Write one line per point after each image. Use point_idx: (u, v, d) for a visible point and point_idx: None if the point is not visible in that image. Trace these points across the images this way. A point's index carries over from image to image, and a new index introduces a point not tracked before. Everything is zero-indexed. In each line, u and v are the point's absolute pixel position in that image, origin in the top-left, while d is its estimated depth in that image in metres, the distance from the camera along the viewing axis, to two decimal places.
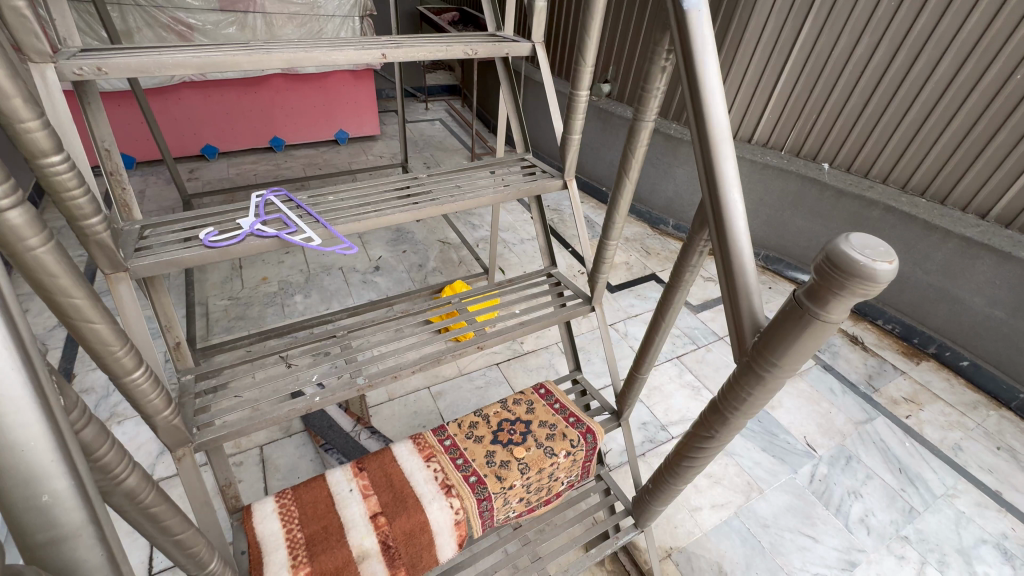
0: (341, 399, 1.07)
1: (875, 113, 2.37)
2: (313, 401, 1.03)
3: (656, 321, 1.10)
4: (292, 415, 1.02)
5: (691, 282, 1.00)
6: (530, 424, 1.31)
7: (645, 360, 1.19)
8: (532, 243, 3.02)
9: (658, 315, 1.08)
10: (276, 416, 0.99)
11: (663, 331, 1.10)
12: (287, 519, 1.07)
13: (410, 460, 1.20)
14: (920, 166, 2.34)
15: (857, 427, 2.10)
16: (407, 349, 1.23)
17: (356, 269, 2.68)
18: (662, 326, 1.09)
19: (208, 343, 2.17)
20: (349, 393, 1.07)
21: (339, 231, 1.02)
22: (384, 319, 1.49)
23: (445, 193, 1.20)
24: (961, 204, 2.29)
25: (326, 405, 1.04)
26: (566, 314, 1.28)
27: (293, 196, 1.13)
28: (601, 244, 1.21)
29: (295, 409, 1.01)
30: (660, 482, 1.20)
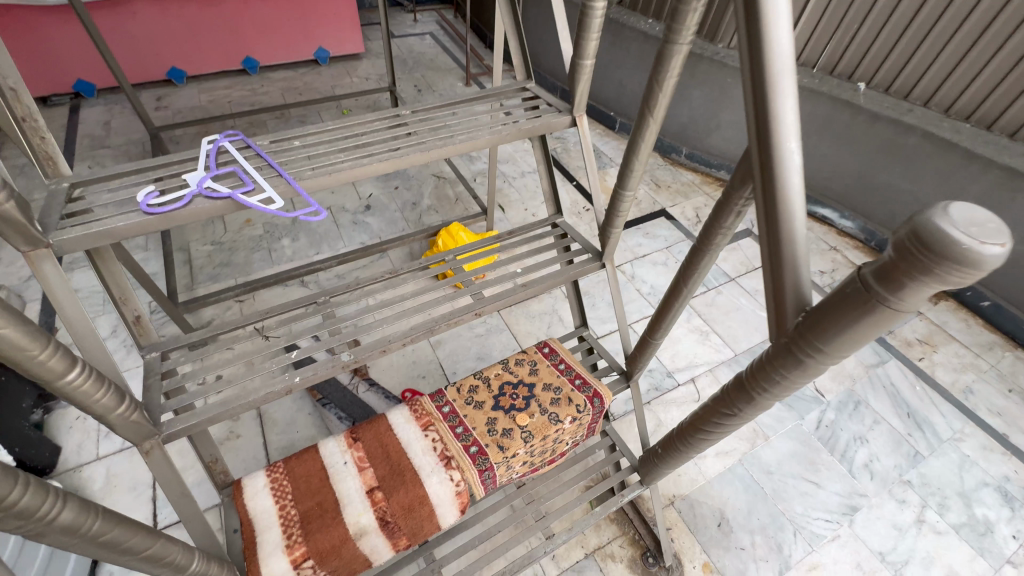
0: (325, 376, 0.96)
1: (927, 23, 2.05)
2: (293, 382, 0.93)
3: (678, 286, 0.97)
4: (271, 398, 0.91)
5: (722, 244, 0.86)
6: (534, 388, 1.23)
7: (662, 324, 1.08)
8: (534, 176, 2.80)
9: (680, 279, 0.95)
10: (254, 400, 0.89)
11: (686, 296, 0.97)
12: (280, 494, 1.02)
13: (406, 429, 1.14)
14: (969, 86, 2.08)
15: (868, 370, 2.05)
16: (397, 314, 1.12)
17: (346, 208, 2.50)
18: (685, 292, 0.97)
19: (194, 293, 2.06)
20: (334, 370, 0.96)
21: (306, 188, 0.86)
22: (374, 279, 1.37)
23: (434, 133, 1.01)
24: (1010, 130, 2.05)
25: (308, 385, 0.93)
26: (574, 273, 1.14)
27: (251, 140, 0.95)
28: (616, 194, 1.04)
29: (272, 391, 0.90)
30: (671, 448, 1.15)
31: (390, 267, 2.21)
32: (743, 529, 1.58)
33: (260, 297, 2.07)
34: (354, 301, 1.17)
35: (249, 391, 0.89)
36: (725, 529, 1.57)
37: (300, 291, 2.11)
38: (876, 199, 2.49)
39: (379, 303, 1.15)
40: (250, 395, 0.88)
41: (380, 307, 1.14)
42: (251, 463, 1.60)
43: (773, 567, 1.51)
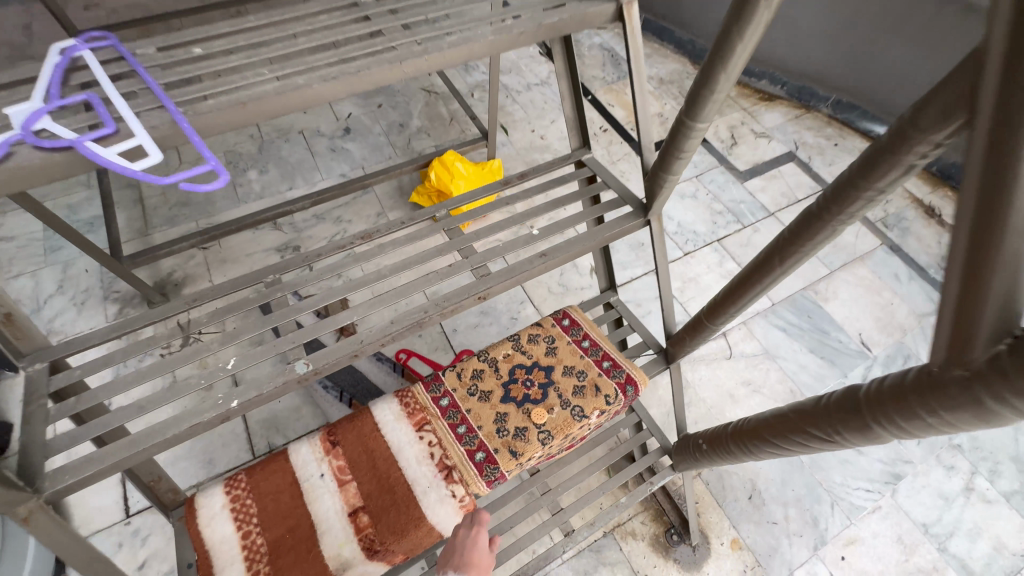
0: (275, 395, 0.70)
1: None
2: (230, 408, 0.67)
3: (770, 262, 0.71)
4: (203, 428, 0.67)
5: (856, 211, 0.59)
6: (552, 373, 1.00)
7: (728, 306, 0.81)
8: (542, 89, 2.38)
9: (777, 254, 0.69)
10: (176, 436, 0.64)
11: (777, 276, 0.72)
12: (243, 516, 0.83)
13: (396, 431, 0.92)
14: None
15: (920, 320, 1.82)
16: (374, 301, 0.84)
17: (322, 131, 2.13)
18: (780, 272, 0.71)
19: (149, 239, 1.77)
20: (286, 387, 0.70)
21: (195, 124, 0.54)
22: (342, 246, 1.02)
23: (411, 30, 0.65)
24: None
25: (251, 411, 0.68)
26: (607, 237, 0.86)
27: (125, 45, 0.60)
28: (678, 130, 0.72)
29: (203, 422, 0.66)
30: (720, 447, 0.95)
31: (377, 205, 1.90)
32: (776, 501, 1.43)
33: (226, 243, 1.78)
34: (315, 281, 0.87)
35: (167, 424, 0.64)
36: (756, 502, 1.42)
37: (273, 235, 1.81)
38: None
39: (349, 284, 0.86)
40: (170, 428, 0.64)
41: (350, 289, 0.86)
42: (229, 438, 1.42)
43: (807, 542, 1.38)
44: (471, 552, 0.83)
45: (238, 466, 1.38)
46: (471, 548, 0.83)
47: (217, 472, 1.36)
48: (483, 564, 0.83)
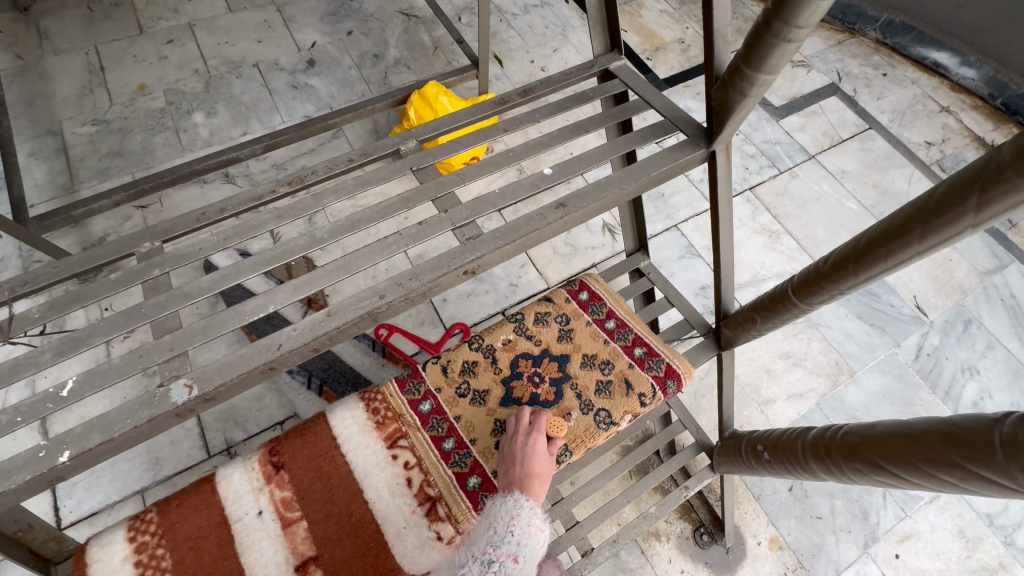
0: (142, 435, 0.46)
1: None
2: (62, 464, 0.43)
3: (959, 200, 0.41)
4: (25, 493, 0.43)
5: None
6: (568, 364, 0.76)
7: (845, 277, 0.54)
8: (542, 12, 2.01)
9: (978, 182, 0.40)
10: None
11: (964, 230, 0.42)
12: (152, 572, 0.61)
13: (362, 449, 0.69)
14: None
15: (983, 279, 1.57)
16: (303, 280, 0.54)
17: (280, 65, 1.78)
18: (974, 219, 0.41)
19: (77, 196, 1.48)
20: (160, 423, 0.45)
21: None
22: (259, 198, 0.68)
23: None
24: None
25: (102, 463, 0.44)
26: (649, 180, 0.59)
27: None
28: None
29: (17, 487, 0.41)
30: (793, 461, 0.71)
31: (347, 149, 1.59)
32: (821, 493, 1.24)
33: (170, 200, 1.49)
34: (215, 251, 0.57)
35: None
36: (798, 495, 1.23)
37: (224, 190, 1.52)
38: (1009, 35, 1.81)
39: (265, 253, 0.56)
40: None
41: (268, 261, 0.56)
42: (178, 434, 1.19)
43: (856, 539, 1.20)
44: (531, 461, 0.64)
45: (189, 467, 1.16)
46: (531, 456, 0.65)
47: (165, 475, 1.14)
48: (546, 477, 0.64)
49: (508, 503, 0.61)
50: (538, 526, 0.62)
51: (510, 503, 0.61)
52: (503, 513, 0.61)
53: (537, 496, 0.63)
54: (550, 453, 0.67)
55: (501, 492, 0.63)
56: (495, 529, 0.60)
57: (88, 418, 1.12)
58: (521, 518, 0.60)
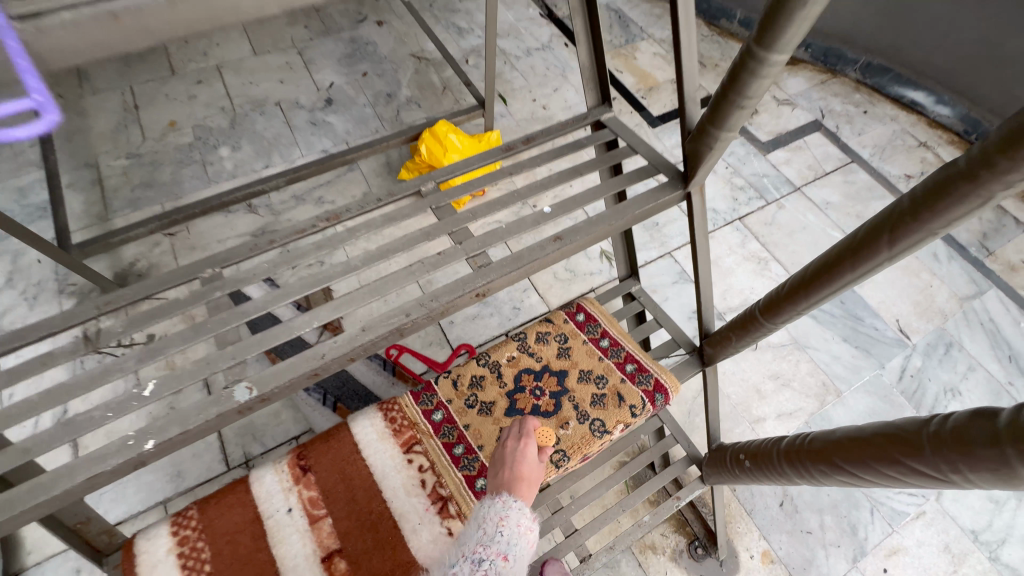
0: (207, 430, 0.54)
1: None
2: (144, 451, 0.51)
3: (876, 238, 0.51)
4: (109, 478, 0.51)
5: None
6: (566, 378, 0.84)
7: (800, 300, 0.63)
8: (544, 54, 2.16)
9: (889, 225, 0.50)
10: (76, 490, 0.49)
11: (883, 261, 0.52)
12: (193, 563, 0.68)
13: (381, 453, 0.76)
14: None
15: (963, 304, 1.65)
16: (340, 301, 0.63)
17: (300, 103, 1.92)
18: (887, 253, 0.51)
19: (110, 224, 1.59)
20: (223, 420, 0.54)
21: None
22: (302, 231, 0.80)
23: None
24: None
25: (175, 452, 0.52)
26: (635, 216, 0.69)
27: None
28: (738, 68, 0.53)
29: (105, 470, 0.49)
30: (768, 466, 0.79)
31: (362, 181, 1.71)
32: (811, 508, 1.29)
33: (196, 228, 1.60)
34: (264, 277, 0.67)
35: (61, 475, 0.49)
36: (789, 510, 1.28)
37: (247, 219, 1.63)
38: (993, 75, 1.87)
39: (306, 279, 0.65)
40: (63, 480, 0.48)
41: (308, 286, 0.65)
42: (200, 448, 1.26)
43: (846, 553, 1.25)
44: (520, 464, 0.68)
45: (209, 479, 1.23)
46: (520, 459, 0.69)
47: (186, 487, 1.21)
48: (535, 480, 0.68)
49: (496, 505, 0.63)
50: (527, 527, 0.63)
51: (499, 505, 0.63)
52: (491, 513, 0.62)
53: (526, 498, 0.65)
54: (538, 460, 0.71)
55: (488, 495, 0.65)
56: (483, 530, 0.61)
57: (117, 432, 1.19)
58: (508, 517, 0.62)
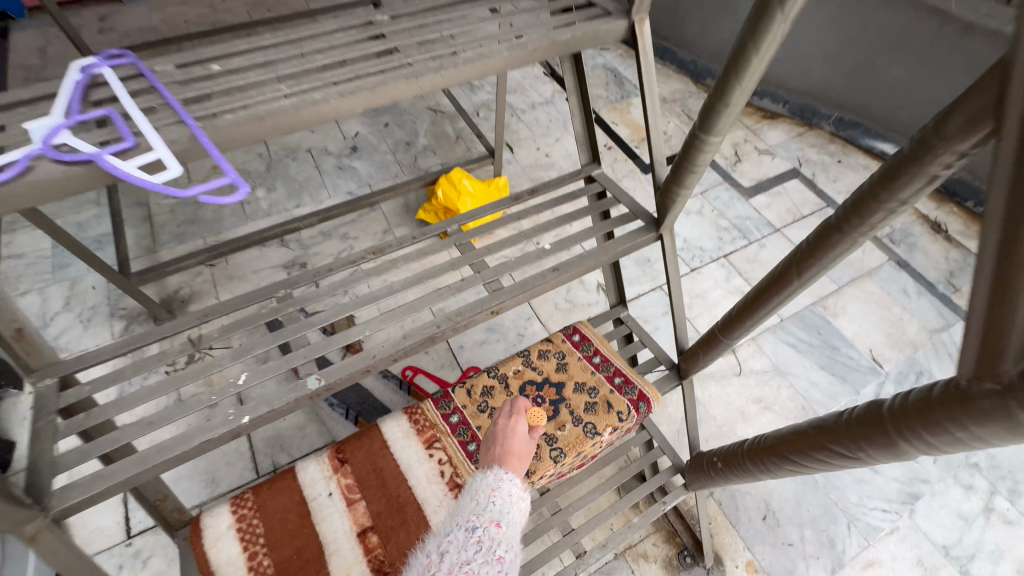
0: (287, 410, 0.69)
1: None
2: (240, 424, 0.66)
3: (787, 274, 0.67)
4: (213, 445, 0.66)
5: (884, 224, 0.56)
6: (564, 389, 0.99)
7: (745, 318, 0.79)
8: (547, 109, 2.41)
9: (795, 264, 0.65)
10: (187, 453, 0.64)
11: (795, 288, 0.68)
12: (250, 536, 0.81)
13: (406, 447, 0.91)
14: None
15: (931, 336, 1.80)
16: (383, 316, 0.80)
17: (329, 150, 2.15)
18: (799, 282, 0.67)
19: (157, 256, 1.78)
20: (297, 403, 0.69)
21: (212, 141, 0.54)
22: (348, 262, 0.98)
23: (402, 54, 0.65)
24: None
25: (262, 427, 0.67)
26: (619, 252, 0.86)
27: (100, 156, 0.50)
28: (693, 142, 0.71)
29: (212, 438, 0.64)
30: (736, 465, 0.92)
31: (383, 220, 1.91)
32: (792, 522, 1.40)
33: (234, 260, 1.79)
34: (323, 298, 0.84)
35: (178, 440, 0.64)
36: (771, 523, 1.39)
37: (279, 252, 1.82)
38: None
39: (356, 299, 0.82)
40: (180, 445, 0.63)
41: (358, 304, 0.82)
42: (233, 457, 1.39)
43: (825, 565, 1.34)
44: (510, 440, 0.82)
45: (241, 486, 1.35)
46: (510, 437, 0.82)
47: (220, 492, 1.33)
48: (524, 454, 0.81)
49: (488, 479, 0.75)
50: (518, 497, 0.75)
51: (491, 479, 0.75)
52: (484, 485, 0.74)
53: (516, 470, 0.78)
54: (528, 436, 0.85)
55: (480, 467, 0.78)
56: (477, 501, 0.73)
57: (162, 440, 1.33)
58: (499, 487, 0.74)
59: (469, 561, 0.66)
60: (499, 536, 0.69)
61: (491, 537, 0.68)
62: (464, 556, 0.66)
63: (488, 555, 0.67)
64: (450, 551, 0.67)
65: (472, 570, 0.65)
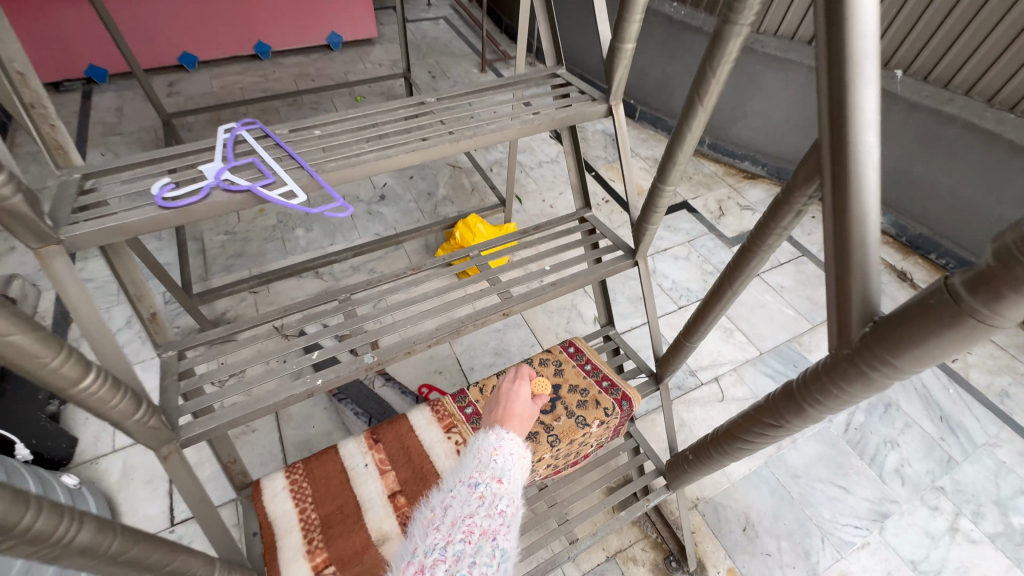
0: (348, 379, 0.91)
1: (961, 22, 1.96)
2: (315, 385, 0.88)
3: (722, 286, 0.91)
4: (293, 400, 0.87)
5: (775, 247, 0.80)
6: (560, 389, 1.19)
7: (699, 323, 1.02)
8: (552, 167, 2.73)
9: (728, 277, 0.89)
10: (274, 404, 0.84)
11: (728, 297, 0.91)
12: (300, 495, 0.99)
13: (428, 431, 1.10)
14: (989, 69, 1.99)
15: None
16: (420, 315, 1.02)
17: (360, 198, 2.45)
18: (730, 291, 0.90)
19: (209, 283, 2.03)
20: (356, 373, 0.91)
21: (328, 180, 0.81)
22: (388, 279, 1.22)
23: (447, 125, 0.94)
24: (1009, 103, 2.00)
25: (330, 389, 0.89)
26: (606, 272, 1.09)
27: (258, 190, 0.76)
28: (656, 188, 0.96)
29: (294, 393, 0.86)
30: (703, 454, 1.10)
31: (406, 258, 2.17)
32: (769, 534, 1.53)
33: (275, 288, 2.03)
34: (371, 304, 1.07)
35: (268, 395, 0.84)
36: (750, 534, 1.53)
37: (314, 283, 2.07)
38: (904, 192, 2.40)
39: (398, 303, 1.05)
40: (271, 398, 0.84)
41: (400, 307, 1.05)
42: (267, 457, 1.57)
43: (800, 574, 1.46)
44: (511, 405, 1.02)
45: None
46: (511, 402, 1.03)
47: None
48: (525, 408, 1.01)
49: (490, 443, 0.90)
50: (517, 458, 0.90)
51: (493, 442, 0.91)
52: (487, 445, 0.91)
53: (515, 430, 0.93)
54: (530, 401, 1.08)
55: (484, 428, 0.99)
56: (479, 463, 0.88)
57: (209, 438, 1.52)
58: (500, 446, 0.90)
59: (472, 513, 0.79)
60: (500, 490, 0.84)
61: (493, 492, 0.82)
62: (467, 509, 0.79)
63: (489, 508, 0.80)
64: (454, 505, 0.81)
65: (474, 521, 0.77)
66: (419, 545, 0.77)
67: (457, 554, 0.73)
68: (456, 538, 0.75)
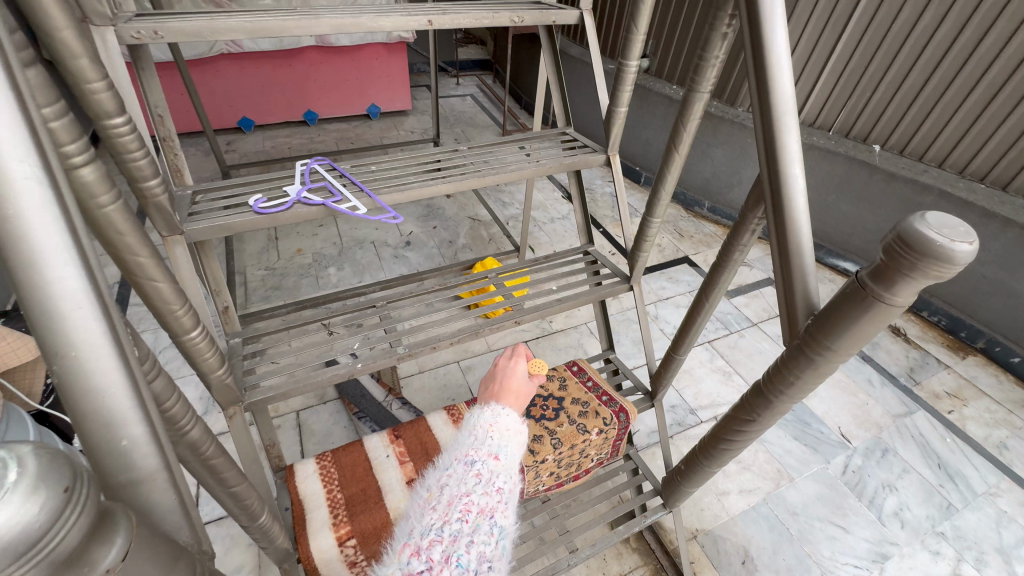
0: (381, 365, 1.07)
1: (927, 102, 2.22)
2: (355, 367, 1.04)
3: (699, 303, 1.07)
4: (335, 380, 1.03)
5: (739, 265, 0.98)
6: (563, 401, 1.32)
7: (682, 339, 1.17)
8: (563, 222, 2.99)
9: (703, 295, 1.06)
10: (320, 380, 1.01)
11: (705, 313, 1.08)
12: (328, 478, 1.11)
13: (443, 430, 1.23)
14: (958, 144, 2.22)
15: (895, 420, 2.04)
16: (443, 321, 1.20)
17: (388, 243, 2.70)
18: (706, 306, 1.07)
19: (248, 311, 2.24)
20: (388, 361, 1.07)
21: (384, 200, 1.03)
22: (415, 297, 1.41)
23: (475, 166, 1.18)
24: (979, 174, 2.21)
25: (367, 372, 1.05)
26: (605, 294, 1.26)
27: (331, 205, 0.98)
28: (644, 222, 1.16)
29: (337, 373, 1.02)
30: (693, 464, 1.19)
31: None
32: (768, 568, 1.55)
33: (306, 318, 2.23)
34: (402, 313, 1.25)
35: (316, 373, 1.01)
36: (749, 567, 1.55)
37: None
38: None
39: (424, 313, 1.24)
40: (319, 375, 1.01)
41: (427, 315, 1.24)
42: None
43: None
44: (508, 380, 1.08)
45: None
46: (509, 377, 1.09)
47: None
48: (520, 382, 1.09)
49: (486, 417, 0.94)
50: (511, 430, 0.93)
51: (490, 416, 0.94)
52: (483, 423, 0.93)
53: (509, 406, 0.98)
54: (525, 379, 1.15)
55: (481, 405, 1.04)
56: (475, 438, 0.90)
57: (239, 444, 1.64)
58: (495, 422, 0.93)
59: (469, 492, 0.81)
60: (496, 468, 0.86)
61: (489, 470, 0.85)
62: (464, 488, 0.82)
63: (486, 487, 0.83)
64: (450, 485, 0.83)
65: (471, 500, 0.80)
66: (416, 526, 0.79)
67: (455, 535, 0.75)
68: (453, 518, 0.77)
